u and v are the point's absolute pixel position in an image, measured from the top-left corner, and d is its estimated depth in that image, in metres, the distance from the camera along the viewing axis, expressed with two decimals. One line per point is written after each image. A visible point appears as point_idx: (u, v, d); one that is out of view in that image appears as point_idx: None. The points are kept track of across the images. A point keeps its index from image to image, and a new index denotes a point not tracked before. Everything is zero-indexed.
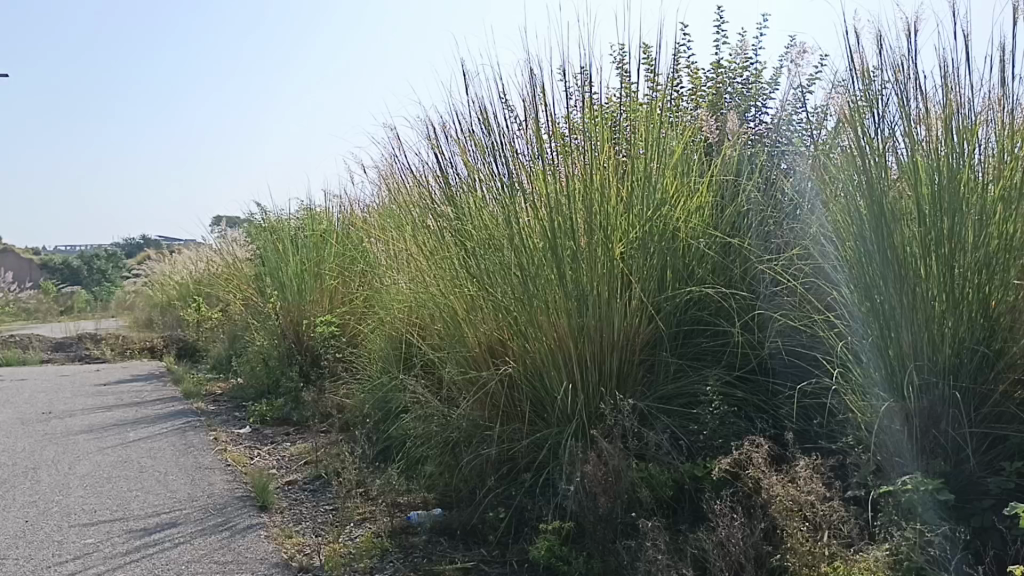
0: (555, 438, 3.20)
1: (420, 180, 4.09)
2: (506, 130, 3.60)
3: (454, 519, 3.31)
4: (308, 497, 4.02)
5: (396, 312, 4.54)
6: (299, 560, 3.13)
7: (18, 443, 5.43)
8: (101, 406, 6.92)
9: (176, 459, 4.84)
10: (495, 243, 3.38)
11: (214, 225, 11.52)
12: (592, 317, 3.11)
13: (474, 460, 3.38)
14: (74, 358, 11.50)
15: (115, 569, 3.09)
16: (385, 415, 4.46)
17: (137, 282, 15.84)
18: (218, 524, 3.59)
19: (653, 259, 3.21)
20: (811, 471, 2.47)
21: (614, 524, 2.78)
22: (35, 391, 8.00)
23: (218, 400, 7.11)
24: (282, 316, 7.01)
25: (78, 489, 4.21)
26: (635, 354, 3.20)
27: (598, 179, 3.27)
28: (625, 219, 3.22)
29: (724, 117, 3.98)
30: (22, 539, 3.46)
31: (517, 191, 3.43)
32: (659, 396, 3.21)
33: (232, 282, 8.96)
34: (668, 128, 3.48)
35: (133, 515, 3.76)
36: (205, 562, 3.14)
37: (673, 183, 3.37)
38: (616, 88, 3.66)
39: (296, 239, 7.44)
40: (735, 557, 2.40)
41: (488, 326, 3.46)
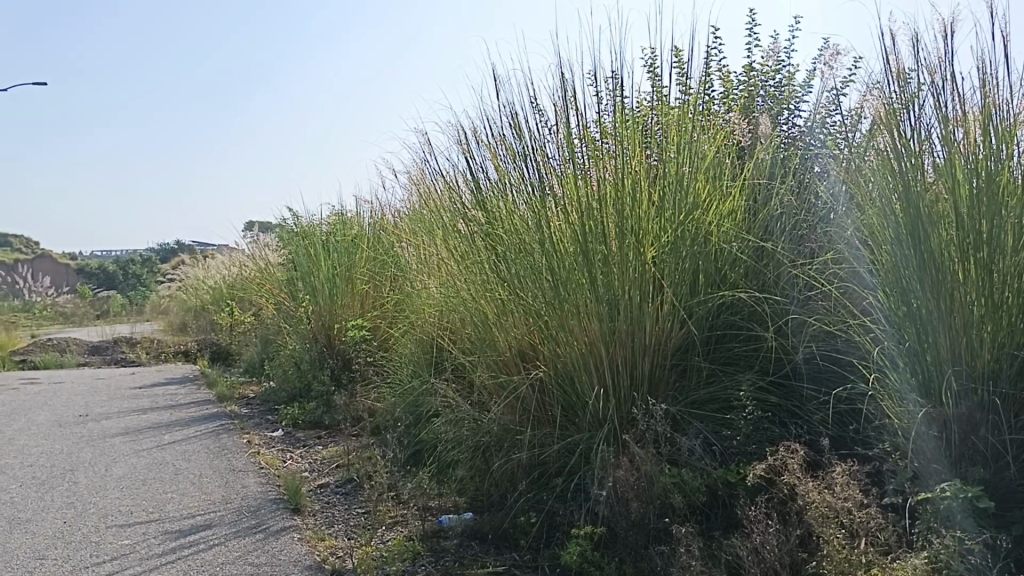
0: (587, 442, 3.18)
1: (451, 184, 4.11)
2: (537, 134, 3.60)
3: (485, 523, 3.32)
4: (339, 500, 4.04)
5: (427, 316, 4.56)
6: (332, 562, 3.15)
7: (57, 445, 5.52)
8: (137, 409, 7.02)
9: (210, 461, 4.89)
10: (526, 247, 3.39)
11: (247, 230, 11.65)
12: (623, 321, 3.11)
13: (505, 464, 3.37)
14: (110, 361, 11.69)
15: (151, 570, 3.13)
16: (416, 419, 4.48)
17: (172, 287, 16.07)
18: (252, 526, 3.63)
19: (684, 263, 3.19)
20: (848, 478, 2.44)
21: (647, 530, 2.76)
22: (73, 393, 8.13)
23: (251, 403, 7.18)
24: (314, 320, 7.07)
25: (115, 491, 4.28)
26: (667, 359, 3.18)
27: (629, 183, 3.26)
28: (655, 223, 3.21)
29: (756, 120, 3.95)
30: (61, 539, 3.52)
31: (548, 195, 3.43)
32: (691, 401, 3.19)
33: (265, 286, 9.06)
34: (699, 131, 3.46)
35: (169, 517, 3.80)
36: (239, 564, 3.17)
37: (705, 187, 3.35)
38: (648, 92, 3.65)
39: (328, 243, 7.50)
40: (770, 563, 2.38)
41: (518, 330, 3.46)
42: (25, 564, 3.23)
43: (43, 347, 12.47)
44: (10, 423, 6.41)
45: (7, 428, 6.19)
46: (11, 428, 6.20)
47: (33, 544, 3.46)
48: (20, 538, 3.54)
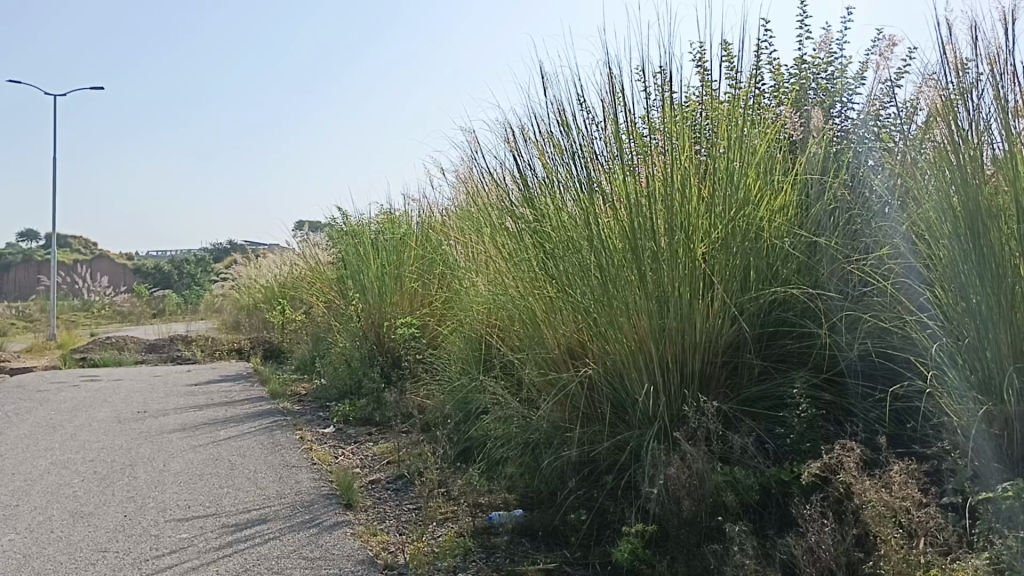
0: (637, 440, 3.17)
1: (499, 182, 4.12)
2: (585, 131, 3.60)
3: (536, 519, 3.34)
4: (391, 496, 4.09)
5: (476, 314, 4.57)
6: (384, 557, 3.18)
7: (117, 440, 5.66)
8: (193, 405, 7.17)
9: (264, 457, 4.97)
10: (574, 244, 3.38)
11: (297, 230, 11.82)
12: (673, 319, 3.09)
13: (554, 462, 3.37)
14: (166, 359, 11.95)
15: (209, 563, 3.19)
16: (466, 416, 4.51)
17: (225, 285, 16.37)
18: (305, 521, 3.68)
19: (736, 259, 3.15)
20: (906, 476, 2.39)
21: (699, 528, 2.75)
22: (132, 390, 8.33)
23: (303, 400, 7.29)
24: (364, 318, 7.14)
25: (173, 485, 4.37)
26: (718, 356, 3.16)
27: (679, 179, 3.24)
28: (705, 219, 3.19)
29: (808, 112, 3.89)
30: (122, 532, 3.61)
31: (596, 192, 3.42)
32: (742, 399, 3.18)
33: (316, 285, 9.17)
34: (750, 125, 3.42)
35: (225, 511, 3.88)
36: (294, 558, 3.22)
37: (756, 182, 3.31)
38: (697, 87, 3.61)
39: (377, 242, 7.57)
40: (825, 563, 2.35)
41: (567, 328, 3.46)
42: (88, 556, 3.32)
43: (103, 345, 12.80)
44: (72, 419, 6.59)
45: (70, 424, 6.37)
46: (73, 424, 6.37)
47: (96, 537, 3.55)
48: (82, 531, 3.64)
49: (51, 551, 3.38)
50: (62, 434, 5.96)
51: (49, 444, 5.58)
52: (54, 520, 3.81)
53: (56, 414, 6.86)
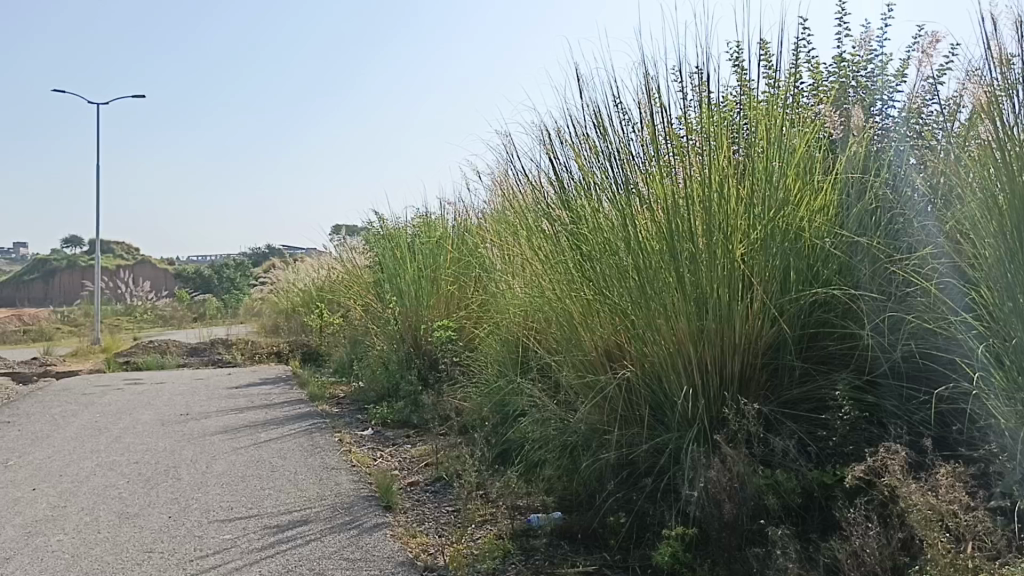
0: (677, 442, 3.15)
1: (535, 184, 4.13)
2: (621, 133, 3.60)
3: (575, 522, 3.34)
4: (429, 498, 4.11)
5: (513, 316, 4.58)
6: (424, 559, 3.20)
7: (161, 443, 5.76)
8: (234, 408, 7.27)
9: (304, 459, 5.03)
10: (610, 245, 3.38)
11: (334, 234, 11.93)
12: (712, 320, 3.08)
13: (593, 464, 3.35)
14: (207, 362, 12.12)
15: (252, 564, 3.23)
16: (504, 418, 4.52)
17: (263, 289, 16.58)
18: (346, 522, 3.71)
19: (775, 260, 3.11)
20: (953, 479, 2.35)
21: (741, 532, 2.73)
22: (175, 393, 8.47)
23: (342, 402, 7.35)
24: (401, 322, 7.19)
25: (216, 487, 4.44)
26: (758, 358, 3.13)
27: (717, 180, 3.22)
28: (743, 220, 3.16)
29: (848, 111, 3.84)
30: (167, 533, 3.67)
31: (633, 194, 3.42)
32: (784, 401, 3.14)
33: (354, 288, 9.25)
34: (789, 124, 3.39)
35: (267, 512, 3.92)
36: (336, 559, 3.25)
37: (796, 181, 3.27)
38: (734, 87, 3.59)
39: (414, 246, 7.62)
40: (870, 567, 2.32)
41: (605, 329, 3.45)
42: (134, 557, 3.38)
43: (145, 349, 13.03)
44: (117, 422, 6.71)
45: (115, 426, 6.49)
46: (118, 426, 6.50)
47: (142, 537, 3.62)
48: (129, 531, 3.71)
49: (99, 551, 3.45)
50: (107, 436, 6.08)
51: (95, 446, 5.69)
52: (101, 521, 3.89)
53: (102, 417, 7.00)
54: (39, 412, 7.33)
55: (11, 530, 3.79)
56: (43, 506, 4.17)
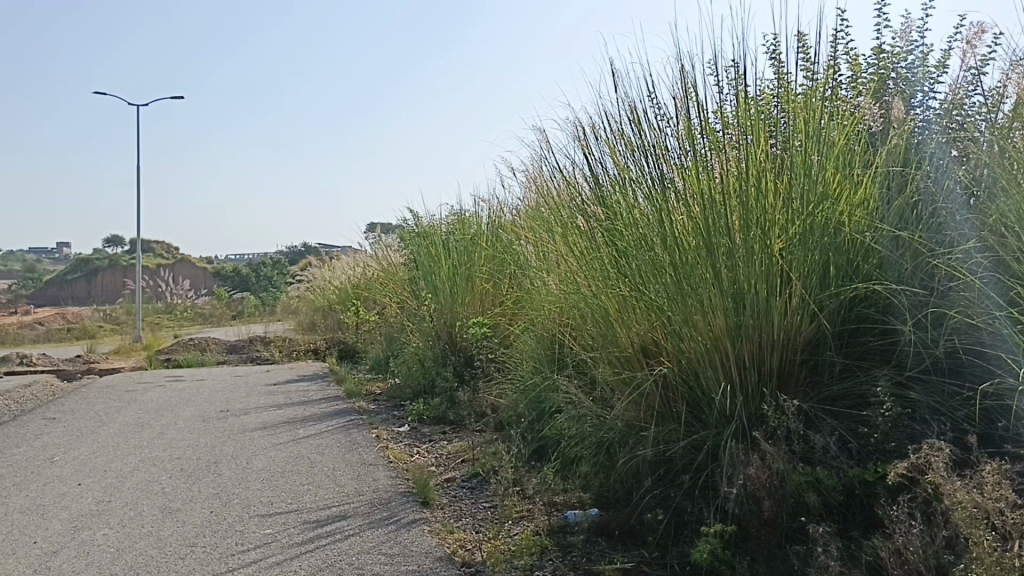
0: (714, 439, 3.13)
1: (569, 181, 4.13)
2: (656, 128, 3.59)
3: (611, 519, 3.33)
4: (466, 494, 4.12)
5: (548, 312, 4.57)
6: (462, 555, 3.22)
7: (202, 439, 5.84)
8: (272, 405, 7.35)
9: (342, 455, 5.07)
10: (646, 241, 3.37)
11: (370, 232, 12.02)
12: (749, 316, 3.05)
13: (629, 460, 3.35)
14: (246, 359, 12.27)
15: (292, 558, 3.27)
16: (539, 415, 4.51)
17: (300, 287, 16.75)
18: (384, 518, 3.74)
19: (814, 255, 3.07)
20: (999, 476, 2.31)
21: (781, 529, 2.73)
22: (215, 390, 8.59)
23: (378, 399, 7.40)
24: (437, 319, 7.22)
25: (256, 482, 4.49)
26: (797, 354, 3.10)
27: (754, 174, 3.19)
28: (782, 214, 3.13)
29: (888, 103, 3.79)
30: (208, 528, 3.72)
31: (669, 190, 3.41)
32: (824, 397, 3.10)
33: (389, 286, 9.31)
34: (827, 117, 3.34)
35: (305, 507, 3.96)
36: (374, 554, 3.27)
37: (835, 175, 3.22)
38: (771, 80, 3.56)
39: (449, 243, 7.66)
40: (914, 565, 2.31)
41: (641, 326, 3.44)
42: (177, 550, 3.43)
43: (185, 346, 13.23)
44: (159, 418, 6.82)
45: (157, 423, 6.60)
46: (160, 423, 6.60)
47: (184, 532, 3.67)
48: (172, 525, 3.77)
49: (143, 545, 3.51)
50: (150, 432, 6.18)
51: (138, 442, 5.79)
52: (145, 516, 3.95)
53: (144, 413, 7.12)
54: (84, 408, 7.47)
55: (58, 524, 3.87)
56: (88, 501, 4.26)
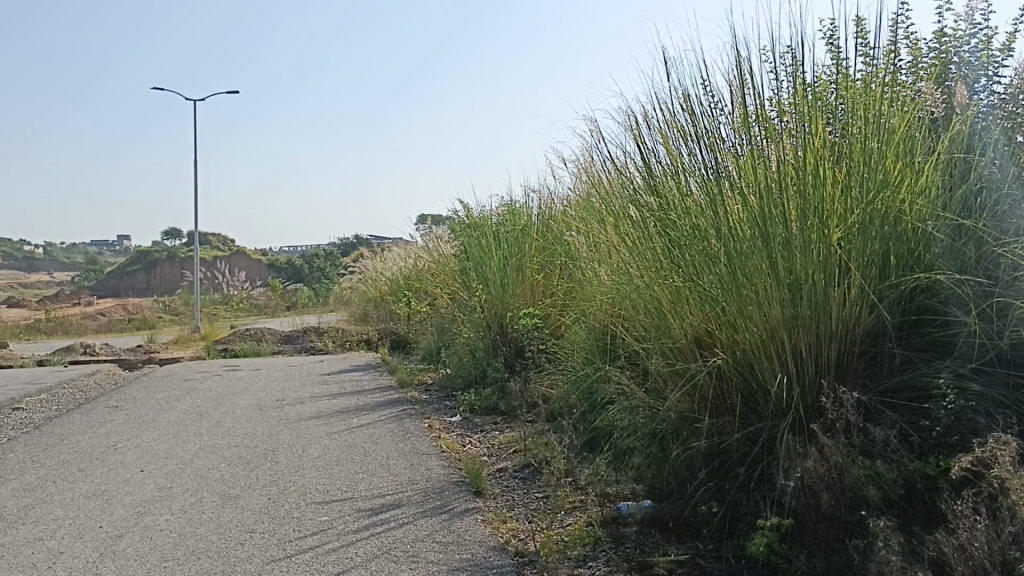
0: (770, 431, 3.10)
1: (621, 170, 4.11)
2: (710, 117, 3.56)
3: (666, 511, 3.31)
4: (518, 485, 4.13)
5: (599, 303, 4.57)
6: (515, 544, 3.24)
7: (259, 427, 5.96)
8: (327, 394, 7.46)
9: (395, 444, 5.13)
10: (700, 232, 3.35)
11: (420, 223, 12.11)
12: (806, 307, 3.00)
13: (682, 453, 3.33)
14: (300, 349, 12.47)
15: (347, 545, 3.32)
16: (591, 406, 4.51)
17: (352, 279, 16.95)
18: (438, 507, 3.78)
19: (874, 244, 3.00)
20: None
21: (839, 523, 2.69)
22: (270, 379, 8.74)
23: (430, 389, 7.46)
24: (488, 310, 7.24)
25: (312, 470, 4.57)
26: (855, 345, 3.04)
27: (811, 162, 3.14)
28: (840, 203, 3.08)
29: (951, 89, 3.69)
30: (266, 514, 3.80)
31: (723, 179, 3.38)
32: (883, 389, 3.04)
33: (441, 276, 9.37)
34: (887, 103, 3.27)
35: (360, 495, 4.02)
36: (429, 542, 3.31)
37: (895, 162, 3.13)
38: (828, 66, 3.50)
39: (499, 234, 7.68)
40: (978, 561, 2.26)
41: (694, 317, 3.42)
42: (236, 536, 3.51)
43: (241, 337, 13.48)
44: (218, 406, 6.98)
45: (216, 411, 6.75)
46: (218, 411, 6.74)
47: (243, 517, 3.76)
48: (231, 511, 3.86)
49: (204, 530, 3.60)
50: (208, 420, 6.32)
51: (198, 430, 5.92)
52: (205, 502, 4.05)
53: (204, 402, 7.29)
54: (145, 397, 7.67)
55: (123, 509, 3.98)
56: (151, 487, 4.37)
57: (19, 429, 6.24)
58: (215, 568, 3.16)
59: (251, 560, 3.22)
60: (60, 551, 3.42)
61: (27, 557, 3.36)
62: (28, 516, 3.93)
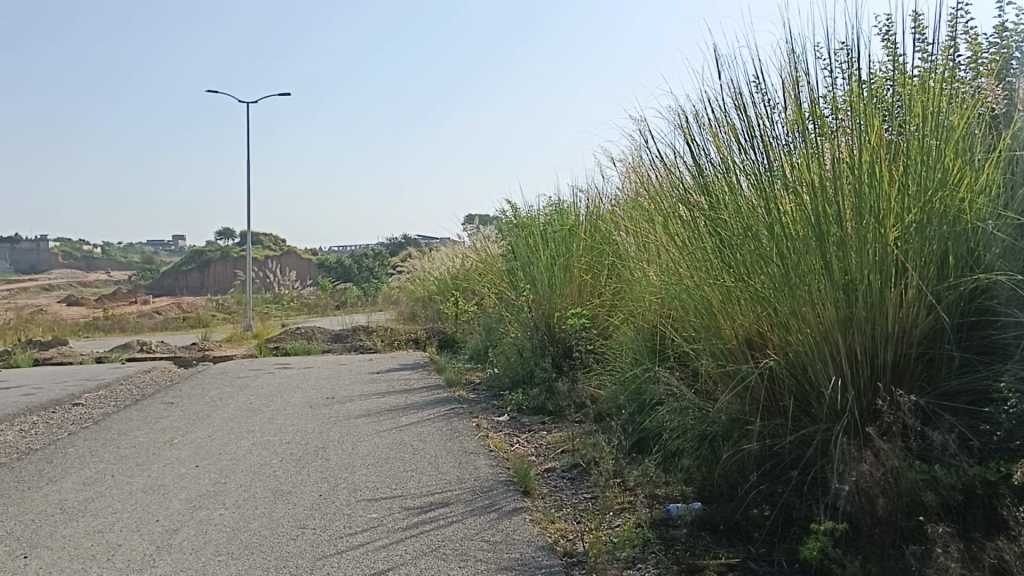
0: (824, 434, 3.04)
1: (671, 169, 4.08)
2: (763, 115, 3.52)
3: (716, 513, 3.27)
4: (566, 485, 4.12)
5: (648, 304, 4.54)
6: (564, 545, 3.23)
7: (310, 424, 6.04)
8: (376, 392, 7.53)
9: (444, 442, 5.16)
10: (752, 231, 3.31)
11: (468, 223, 12.16)
12: (862, 308, 2.95)
13: (734, 455, 3.30)
14: (349, 347, 12.61)
15: (397, 542, 3.35)
16: (640, 407, 4.48)
17: (400, 278, 17.09)
18: (486, 506, 3.79)
19: (932, 244, 2.94)
20: None
21: (895, 528, 2.65)
22: (321, 377, 8.85)
23: (477, 389, 7.48)
24: (535, 309, 7.24)
25: (361, 467, 4.61)
26: (912, 347, 2.98)
27: (867, 161, 3.08)
28: (897, 202, 3.01)
29: (1012, 85, 3.59)
30: (318, 510, 3.84)
31: (776, 177, 3.34)
32: (941, 392, 2.97)
33: (488, 276, 9.39)
34: (947, 99, 3.19)
35: (409, 493, 4.05)
36: (477, 541, 3.32)
37: (954, 160, 3.06)
38: (884, 62, 3.43)
39: (546, 233, 7.68)
40: None
41: (746, 318, 3.38)
42: (289, 531, 3.56)
43: (292, 335, 13.67)
44: (269, 404, 7.08)
45: (268, 408, 6.85)
46: (270, 408, 6.85)
47: (295, 513, 3.81)
48: (284, 507, 3.91)
49: (257, 526, 3.65)
50: (260, 417, 6.42)
51: (251, 426, 6.02)
52: (258, 497, 4.11)
53: (256, 399, 7.41)
54: (199, 394, 7.81)
55: (178, 504, 4.06)
56: (206, 482, 4.46)
57: (79, 424, 6.41)
58: (267, 563, 3.20)
59: (302, 555, 3.26)
60: (118, 544, 3.50)
61: (87, 549, 3.45)
62: (87, 509, 4.03)
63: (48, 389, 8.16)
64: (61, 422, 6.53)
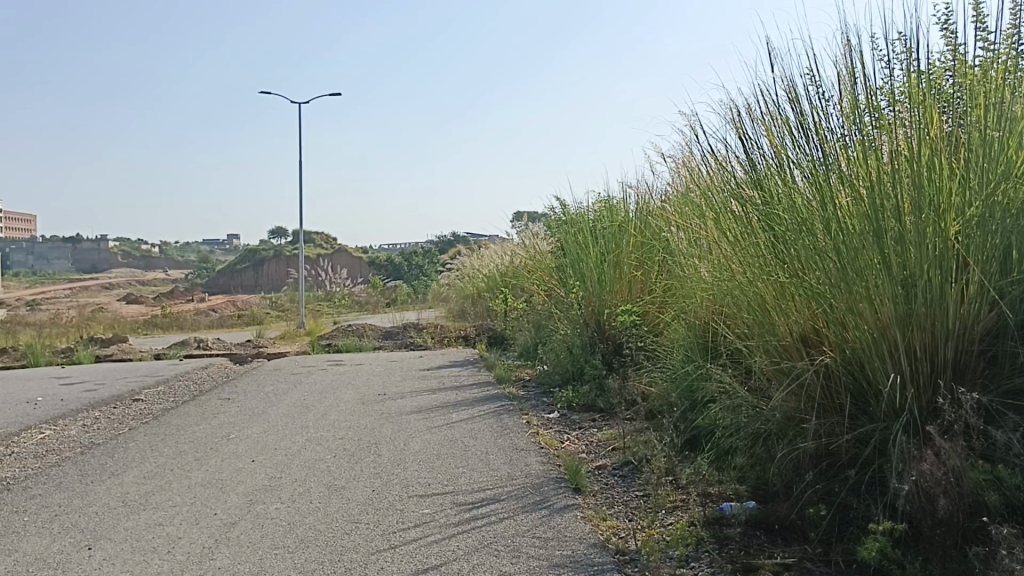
0: (882, 433, 2.99)
1: (723, 163, 4.04)
2: (817, 108, 3.46)
3: (771, 512, 3.22)
4: (618, 483, 4.10)
5: (700, 301, 4.50)
6: (616, 542, 3.22)
7: (362, 420, 6.10)
8: (426, 389, 7.58)
9: (494, 439, 5.17)
10: (807, 226, 3.26)
11: (518, 220, 12.17)
12: (921, 304, 2.88)
13: (789, 453, 3.26)
14: (401, 344, 12.71)
15: (449, 538, 3.37)
16: (691, 405, 4.45)
17: (450, 275, 17.18)
18: (537, 502, 3.79)
19: (995, 239, 2.85)
20: None
21: (957, 529, 2.57)
22: (372, 374, 8.94)
23: (528, 386, 7.49)
24: (585, 306, 7.22)
25: (413, 464, 4.65)
26: (974, 345, 2.90)
27: (926, 155, 3.01)
28: (957, 196, 2.94)
29: None
30: (371, 505, 3.89)
31: (831, 171, 3.28)
32: (1004, 391, 2.89)
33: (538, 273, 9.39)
34: (1009, 90, 3.11)
35: (461, 489, 4.07)
36: (529, 537, 3.33)
37: (1016, 153, 3.03)
38: (943, 53, 3.36)
39: (596, 230, 7.65)
40: None
41: (801, 313, 3.33)
42: (343, 526, 3.60)
43: (344, 332, 13.84)
44: (323, 400, 7.18)
45: (321, 404, 6.95)
46: (323, 405, 6.94)
47: (349, 508, 3.86)
48: (338, 502, 3.96)
49: (312, 520, 3.71)
50: (314, 413, 6.51)
51: (305, 422, 6.11)
52: (313, 492, 4.18)
53: (309, 395, 7.52)
54: (255, 390, 7.95)
55: (236, 497, 4.14)
56: (262, 477, 4.54)
57: (139, 419, 6.58)
58: (323, 556, 3.25)
59: (357, 550, 3.30)
60: (178, 536, 3.58)
61: (148, 541, 3.53)
62: (149, 502, 4.13)
63: (110, 385, 8.38)
64: (122, 417, 6.70)
